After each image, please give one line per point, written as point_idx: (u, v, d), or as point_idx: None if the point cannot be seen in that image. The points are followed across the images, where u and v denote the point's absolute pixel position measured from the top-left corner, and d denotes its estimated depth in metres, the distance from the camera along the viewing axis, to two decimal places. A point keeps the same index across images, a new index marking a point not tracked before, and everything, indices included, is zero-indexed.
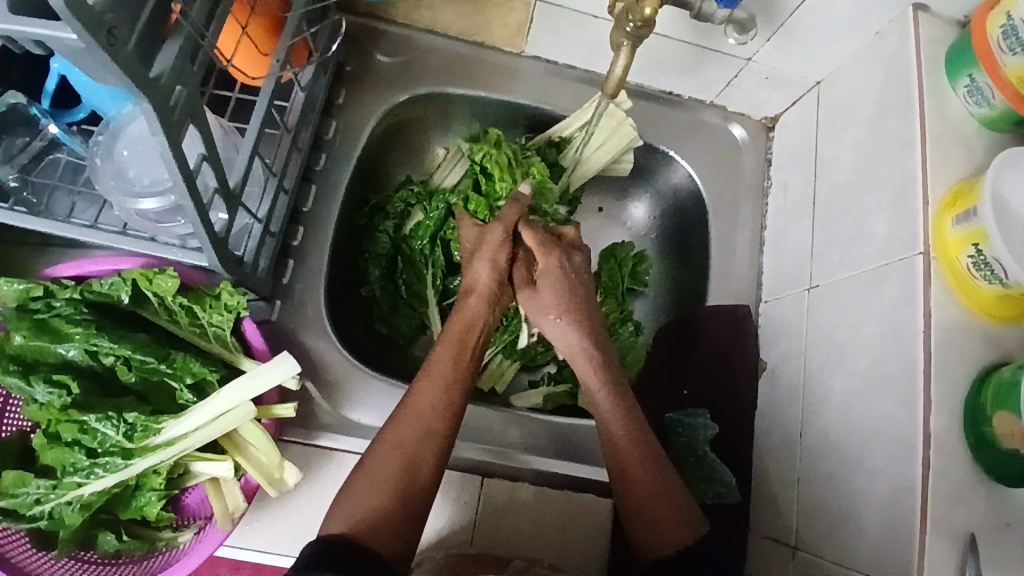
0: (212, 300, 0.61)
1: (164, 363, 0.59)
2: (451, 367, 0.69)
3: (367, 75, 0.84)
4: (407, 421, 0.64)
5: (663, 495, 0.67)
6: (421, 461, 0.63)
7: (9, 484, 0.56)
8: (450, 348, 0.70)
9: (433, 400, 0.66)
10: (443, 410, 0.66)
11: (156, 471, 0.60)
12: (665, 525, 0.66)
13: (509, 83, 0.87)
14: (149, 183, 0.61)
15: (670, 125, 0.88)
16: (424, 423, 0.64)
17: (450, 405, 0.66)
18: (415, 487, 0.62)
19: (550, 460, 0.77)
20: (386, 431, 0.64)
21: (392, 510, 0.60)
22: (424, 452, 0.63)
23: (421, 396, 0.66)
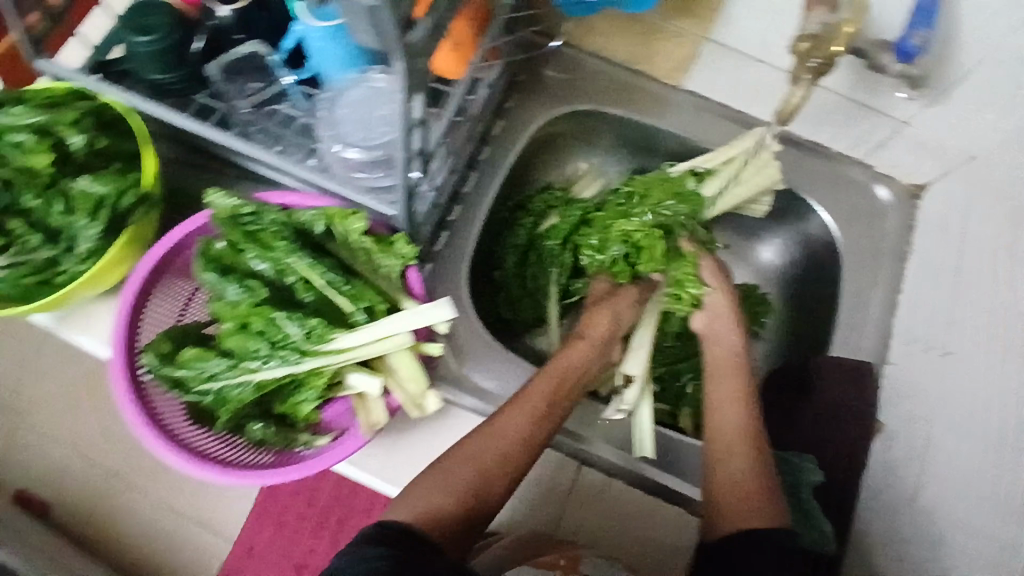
0: (386, 245, 0.69)
1: (342, 283, 0.69)
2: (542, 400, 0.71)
3: (536, 86, 0.92)
4: (483, 444, 0.67)
5: (757, 490, 0.69)
6: (490, 484, 0.66)
7: (192, 359, 0.66)
8: (545, 386, 0.72)
9: (518, 431, 0.68)
10: (523, 444, 0.68)
11: (319, 374, 0.68)
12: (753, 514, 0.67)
13: (660, 112, 0.93)
14: (359, 139, 0.70)
15: (813, 175, 0.91)
16: (499, 448, 0.67)
17: (534, 440, 0.69)
18: (477, 505, 0.65)
19: (647, 465, 0.79)
20: (466, 443, 0.67)
21: (456, 519, 0.64)
22: (497, 473, 0.66)
23: (505, 423, 0.68)
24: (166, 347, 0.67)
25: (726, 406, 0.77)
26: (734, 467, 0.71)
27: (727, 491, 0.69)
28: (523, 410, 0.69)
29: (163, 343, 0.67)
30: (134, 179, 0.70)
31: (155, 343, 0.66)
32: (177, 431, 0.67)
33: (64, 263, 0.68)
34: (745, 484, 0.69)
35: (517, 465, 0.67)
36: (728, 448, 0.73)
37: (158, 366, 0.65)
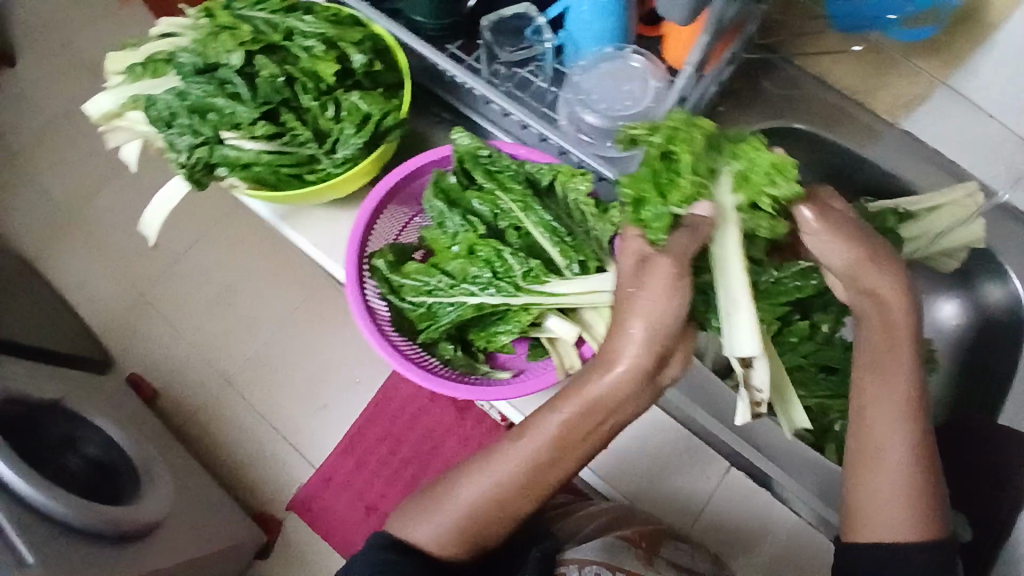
0: (602, 212, 0.72)
1: (554, 235, 0.74)
2: (568, 428, 0.63)
3: (751, 95, 0.94)
4: (504, 460, 0.66)
5: (895, 506, 0.64)
6: (506, 505, 0.66)
7: (417, 271, 0.75)
8: (547, 416, 0.64)
9: (528, 452, 0.65)
10: (531, 470, 0.65)
11: (526, 310, 0.74)
12: (894, 529, 0.63)
13: (870, 144, 0.93)
14: (603, 108, 0.74)
15: (1010, 241, 0.90)
16: (524, 472, 0.65)
17: (538, 469, 0.65)
18: (483, 538, 0.67)
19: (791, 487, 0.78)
20: (490, 465, 0.67)
21: (462, 546, 0.67)
22: (514, 505, 0.66)
23: (533, 438, 0.65)
24: (392, 257, 0.76)
25: (896, 433, 0.64)
26: (874, 477, 0.64)
27: (868, 502, 0.64)
28: (533, 439, 0.65)
29: (390, 253, 0.75)
30: (396, 104, 0.74)
31: (384, 251, 0.75)
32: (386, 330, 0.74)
33: (321, 162, 0.73)
34: (902, 500, 0.63)
35: (533, 491, 0.66)
36: (866, 470, 0.65)
37: (386, 271, 0.74)
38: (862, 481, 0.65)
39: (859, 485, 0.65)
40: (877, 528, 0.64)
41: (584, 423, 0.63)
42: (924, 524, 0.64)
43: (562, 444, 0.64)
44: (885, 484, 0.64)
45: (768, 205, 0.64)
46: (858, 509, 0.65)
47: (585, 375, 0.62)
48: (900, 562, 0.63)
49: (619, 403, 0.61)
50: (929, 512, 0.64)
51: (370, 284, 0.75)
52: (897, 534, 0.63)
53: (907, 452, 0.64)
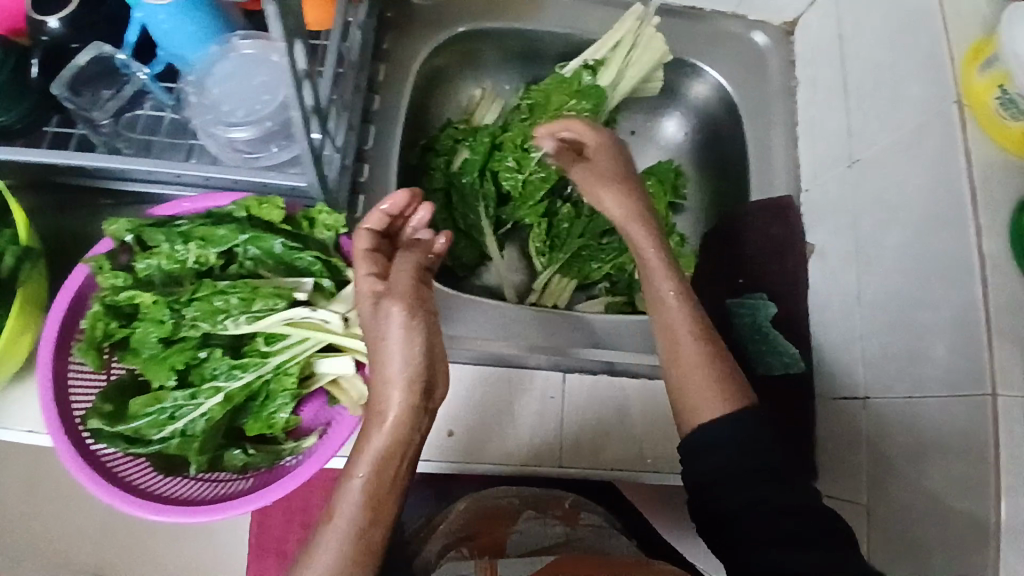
0: (311, 223, 0.68)
1: (235, 292, 0.60)
2: (398, 458, 0.59)
3: (405, 18, 0.88)
4: (332, 537, 0.56)
5: (701, 380, 0.68)
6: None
7: (141, 405, 0.64)
8: (377, 453, 0.58)
9: (339, 543, 0.56)
10: (368, 533, 0.57)
11: (288, 371, 0.63)
12: (712, 406, 0.67)
13: (538, 14, 0.92)
14: (243, 116, 0.65)
15: (695, 38, 0.93)
16: (345, 547, 0.56)
17: (377, 526, 0.58)
18: None
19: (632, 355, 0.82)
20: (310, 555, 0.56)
21: None
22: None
23: (348, 503, 0.57)
24: (108, 406, 0.65)
25: (681, 331, 0.71)
26: (677, 371, 0.69)
27: (684, 377, 0.69)
28: (351, 496, 0.57)
29: (103, 404, 0.64)
30: (11, 236, 0.65)
31: (95, 406, 0.64)
32: (149, 488, 0.65)
33: None
34: (701, 377, 0.68)
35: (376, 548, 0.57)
36: (687, 358, 0.69)
37: (105, 429, 0.64)
38: (676, 368, 0.69)
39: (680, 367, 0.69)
40: (689, 419, 0.68)
41: (392, 473, 0.59)
42: (733, 389, 0.68)
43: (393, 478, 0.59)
44: (688, 353, 0.69)
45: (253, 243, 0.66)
46: (685, 402, 0.68)
47: (377, 397, 0.60)
48: (739, 424, 0.65)
49: (404, 443, 0.59)
50: (727, 375, 0.68)
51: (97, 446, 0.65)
52: (712, 411, 0.66)
53: (682, 291, 0.73)
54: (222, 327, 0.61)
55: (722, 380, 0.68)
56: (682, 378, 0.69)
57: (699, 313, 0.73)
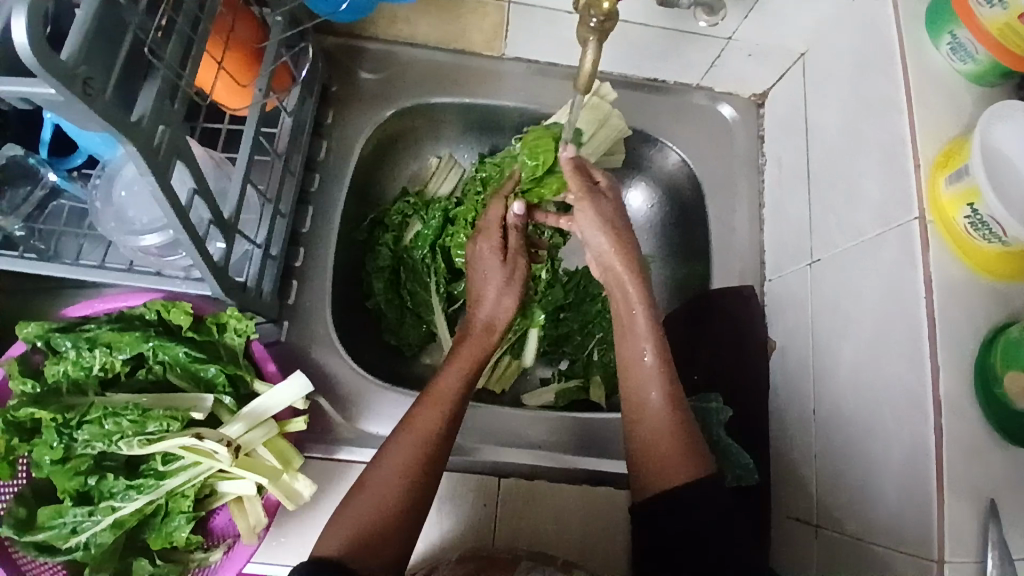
0: (220, 327, 0.65)
1: (126, 413, 0.61)
2: (426, 441, 0.64)
3: (351, 92, 0.86)
4: (362, 505, 0.60)
5: (659, 444, 0.68)
6: (366, 559, 0.57)
7: (46, 518, 0.59)
8: (412, 433, 0.64)
9: (438, 413, 0.66)
10: (399, 503, 0.61)
11: (185, 494, 0.64)
12: (663, 472, 0.66)
13: (493, 86, 0.88)
14: (147, 222, 0.65)
15: (657, 110, 0.89)
16: (425, 440, 0.64)
17: (415, 500, 0.62)
18: (416, 503, 0.62)
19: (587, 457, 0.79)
20: (411, 416, 0.66)
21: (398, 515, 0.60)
22: (439, 447, 0.64)
23: (380, 479, 0.62)
24: (22, 513, 0.60)
25: (648, 397, 0.71)
26: (648, 436, 0.69)
27: (648, 444, 0.68)
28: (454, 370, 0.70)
29: (16, 509, 0.60)
30: None
31: (8, 512, 0.60)
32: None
33: None
34: (664, 442, 0.68)
35: (407, 522, 0.61)
36: (651, 423, 0.69)
37: (16, 537, 0.58)
38: (638, 422, 0.70)
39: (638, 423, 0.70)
40: (652, 483, 0.67)
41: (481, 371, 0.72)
42: (696, 455, 0.67)
43: (425, 462, 0.63)
44: (655, 421, 0.69)
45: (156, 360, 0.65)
46: (643, 460, 0.68)
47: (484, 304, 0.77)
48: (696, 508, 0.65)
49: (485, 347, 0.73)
50: (692, 447, 0.68)
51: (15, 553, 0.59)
52: (662, 480, 0.66)
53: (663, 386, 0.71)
54: (116, 447, 0.61)
55: (682, 450, 0.67)
56: (644, 437, 0.69)
57: (674, 388, 0.71)
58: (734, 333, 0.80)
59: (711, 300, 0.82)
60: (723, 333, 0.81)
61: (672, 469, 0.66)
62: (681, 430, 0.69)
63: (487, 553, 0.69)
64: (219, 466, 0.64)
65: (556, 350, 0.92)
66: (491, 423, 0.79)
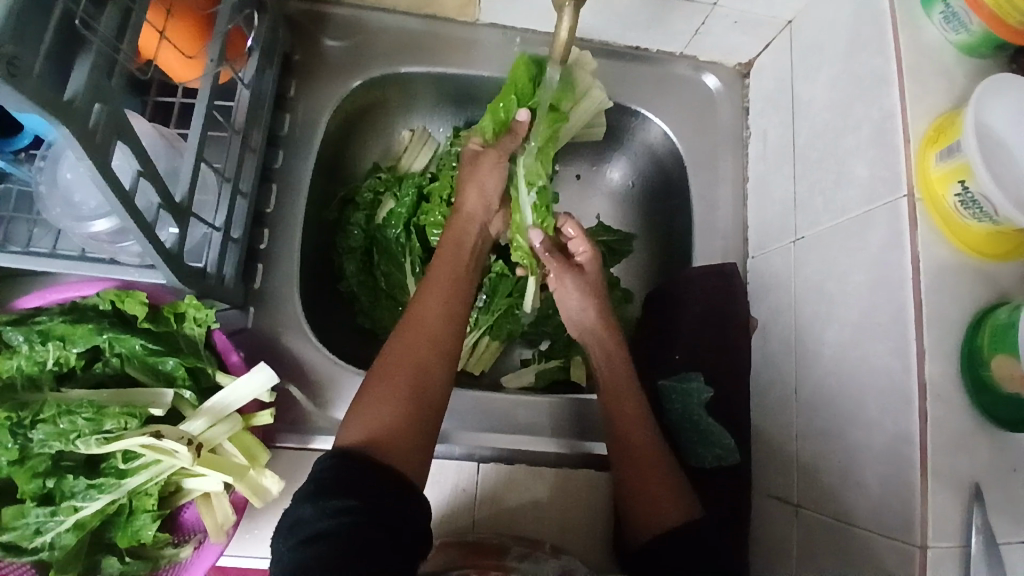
0: (178, 316, 0.62)
1: (81, 411, 0.58)
2: (429, 328, 0.63)
3: (316, 61, 0.80)
4: (381, 389, 0.59)
5: (655, 490, 0.66)
6: (394, 439, 0.56)
7: (8, 519, 0.57)
8: (417, 323, 0.64)
9: (437, 305, 0.65)
10: (415, 383, 0.60)
11: (149, 492, 0.62)
12: (648, 518, 0.65)
13: (467, 55, 0.84)
14: (94, 207, 0.61)
15: (640, 81, 0.85)
16: (430, 328, 0.63)
17: (428, 380, 0.60)
18: (428, 383, 0.60)
19: (568, 440, 0.77)
20: (413, 308, 0.65)
21: (409, 398, 0.59)
22: (444, 330, 0.64)
23: (393, 363, 0.61)
24: None
25: (636, 429, 0.68)
26: (641, 482, 0.66)
27: (633, 477, 0.66)
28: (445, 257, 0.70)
29: None
30: None
31: None
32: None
33: None
34: (655, 486, 0.66)
35: (426, 402, 0.59)
36: (644, 467, 0.66)
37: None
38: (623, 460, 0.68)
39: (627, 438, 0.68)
40: (647, 526, 0.65)
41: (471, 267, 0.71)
42: (684, 499, 0.66)
43: (433, 345, 0.62)
44: (640, 450, 0.67)
45: (113, 354, 0.61)
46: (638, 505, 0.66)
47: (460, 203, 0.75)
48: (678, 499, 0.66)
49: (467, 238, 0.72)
50: (682, 488, 0.67)
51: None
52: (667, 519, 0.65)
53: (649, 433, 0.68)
54: (75, 446, 0.58)
55: (671, 493, 0.66)
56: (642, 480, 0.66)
57: (654, 431, 0.69)
58: (716, 314, 0.78)
59: (691, 278, 0.80)
60: (704, 313, 0.79)
61: (667, 513, 0.65)
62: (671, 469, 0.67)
63: (468, 541, 0.67)
64: (180, 464, 0.61)
65: (536, 332, 0.89)
66: (473, 408, 0.76)
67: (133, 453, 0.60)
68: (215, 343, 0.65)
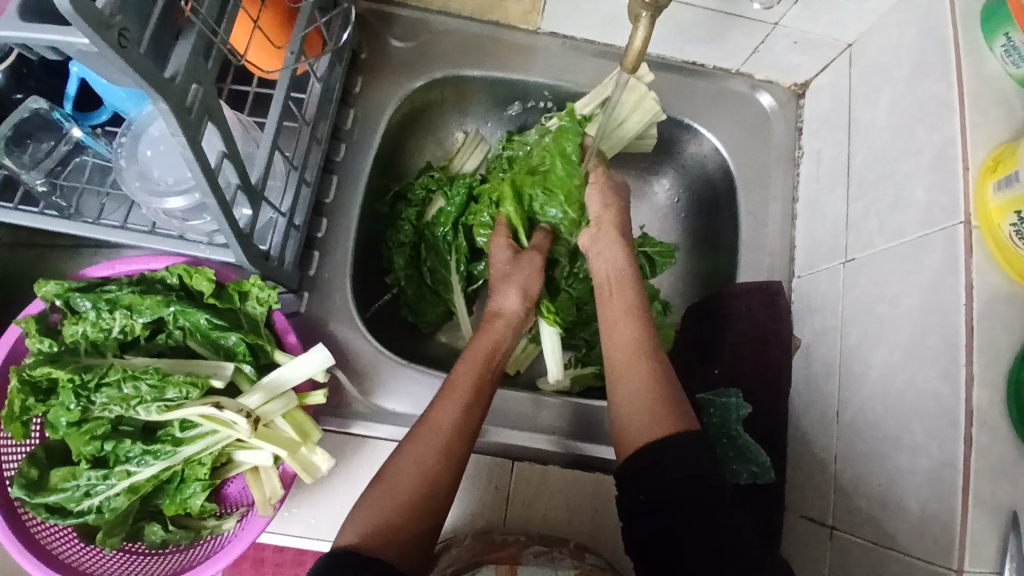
0: (242, 293, 0.64)
1: (145, 378, 0.60)
2: (445, 436, 0.62)
3: (381, 59, 0.83)
4: (381, 496, 0.59)
5: (650, 406, 0.62)
6: (387, 547, 0.56)
7: (58, 479, 0.60)
8: (434, 429, 0.62)
9: (455, 414, 0.63)
10: (420, 493, 0.59)
11: (201, 462, 0.64)
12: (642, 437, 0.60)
13: (527, 61, 0.86)
14: (172, 183, 0.64)
15: (695, 95, 0.86)
16: (446, 437, 0.62)
17: (434, 489, 0.60)
18: (434, 495, 0.59)
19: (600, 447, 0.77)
20: (431, 411, 0.64)
21: (411, 510, 0.58)
22: (461, 440, 0.62)
23: (400, 468, 0.60)
24: (34, 473, 0.60)
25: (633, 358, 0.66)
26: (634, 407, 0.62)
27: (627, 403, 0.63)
28: (473, 359, 0.68)
29: (28, 470, 0.60)
30: None
31: (20, 472, 0.59)
32: (78, 565, 0.60)
33: None
34: (650, 404, 0.62)
35: (428, 513, 0.59)
36: (631, 388, 0.64)
37: (26, 498, 0.58)
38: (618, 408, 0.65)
39: (621, 387, 0.65)
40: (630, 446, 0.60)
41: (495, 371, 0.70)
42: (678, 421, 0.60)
43: (444, 455, 0.61)
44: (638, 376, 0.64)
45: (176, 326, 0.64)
46: (626, 425, 0.62)
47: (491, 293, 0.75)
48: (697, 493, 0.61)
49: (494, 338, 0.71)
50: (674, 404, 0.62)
51: (21, 511, 0.60)
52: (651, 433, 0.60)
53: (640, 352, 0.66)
54: (134, 412, 0.61)
55: (666, 408, 0.61)
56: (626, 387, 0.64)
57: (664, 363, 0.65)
58: (758, 330, 0.79)
59: (733, 293, 0.81)
60: (746, 329, 0.79)
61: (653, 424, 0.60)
62: (669, 390, 0.64)
63: (496, 538, 0.68)
64: (237, 436, 0.64)
65: (574, 337, 0.90)
66: (505, 408, 0.77)
67: (189, 422, 0.63)
68: (274, 321, 0.68)
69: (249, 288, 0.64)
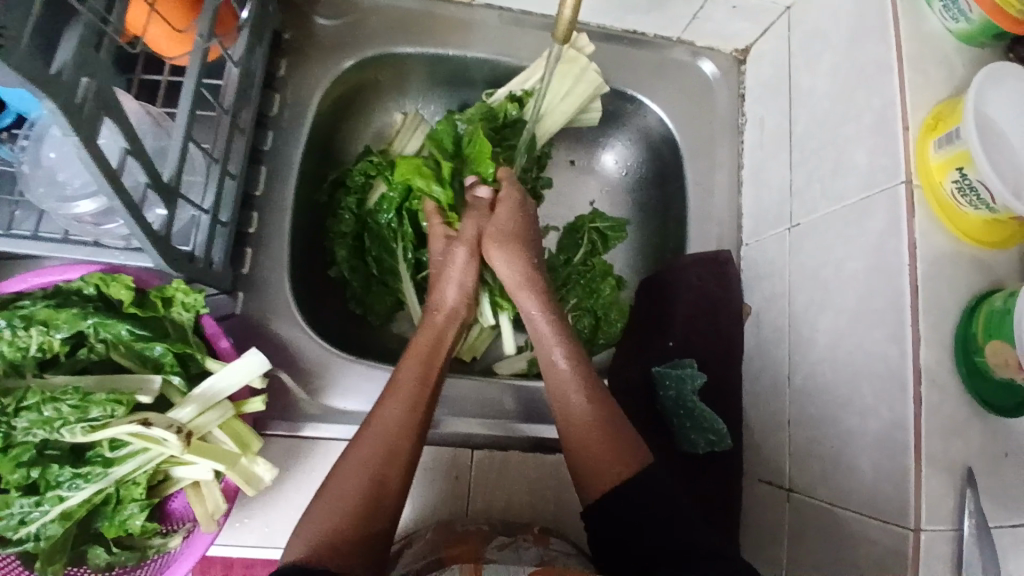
0: (165, 300, 0.61)
1: (66, 398, 0.56)
2: (391, 437, 0.61)
3: (307, 40, 0.78)
4: (326, 504, 0.57)
5: (596, 450, 0.63)
6: (333, 555, 0.54)
7: None
8: (378, 431, 0.61)
9: (399, 412, 0.62)
10: (366, 497, 0.58)
11: (136, 481, 0.61)
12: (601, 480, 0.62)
13: (463, 36, 0.82)
14: (80, 186, 0.59)
15: (637, 65, 0.84)
16: (388, 438, 0.61)
17: (381, 492, 0.58)
18: (382, 498, 0.58)
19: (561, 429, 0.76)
20: (375, 412, 0.63)
21: (357, 515, 0.57)
22: (405, 438, 0.61)
23: (344, 474, 0.59)
24: None
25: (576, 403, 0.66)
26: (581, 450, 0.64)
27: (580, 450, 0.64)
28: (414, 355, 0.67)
29: None
30: None
31: None
32: None
33: None
34: (603, 446, 0.63)
35: (375, 518, 0.57)
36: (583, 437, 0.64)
37: None
38: (560, 418, 0.66)
39: (563, 396, 0.67)
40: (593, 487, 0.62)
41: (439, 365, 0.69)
42: (630, 452, 0.63)
43: (389, 455, 0.60)
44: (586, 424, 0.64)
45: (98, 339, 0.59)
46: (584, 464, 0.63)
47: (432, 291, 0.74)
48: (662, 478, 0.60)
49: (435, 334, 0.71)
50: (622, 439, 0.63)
51: None
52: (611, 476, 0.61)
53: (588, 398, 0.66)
54: (59, 435, 0.57)
55: (616, 447, 0.63)
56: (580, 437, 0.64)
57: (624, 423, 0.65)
58: (710, 301, 0.78)
59: (683, 265, 0.80)
60: (698, 301, 0.79)
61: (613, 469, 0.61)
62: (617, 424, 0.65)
63: (456, 530, 0.67)
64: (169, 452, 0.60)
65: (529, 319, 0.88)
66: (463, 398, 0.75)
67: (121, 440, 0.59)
68: (201, 326, 0.64)
69: (171, 293, 0.61)
